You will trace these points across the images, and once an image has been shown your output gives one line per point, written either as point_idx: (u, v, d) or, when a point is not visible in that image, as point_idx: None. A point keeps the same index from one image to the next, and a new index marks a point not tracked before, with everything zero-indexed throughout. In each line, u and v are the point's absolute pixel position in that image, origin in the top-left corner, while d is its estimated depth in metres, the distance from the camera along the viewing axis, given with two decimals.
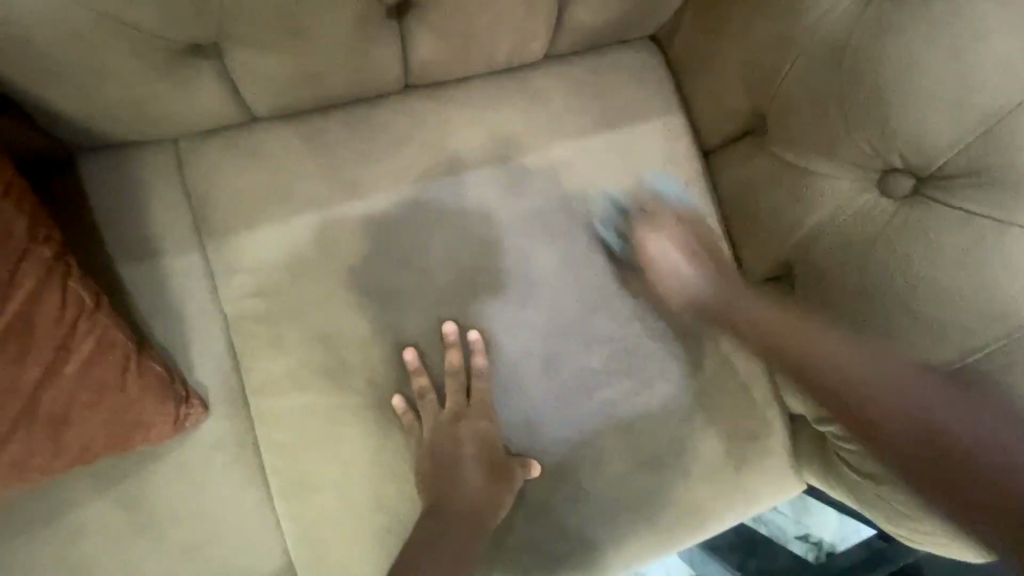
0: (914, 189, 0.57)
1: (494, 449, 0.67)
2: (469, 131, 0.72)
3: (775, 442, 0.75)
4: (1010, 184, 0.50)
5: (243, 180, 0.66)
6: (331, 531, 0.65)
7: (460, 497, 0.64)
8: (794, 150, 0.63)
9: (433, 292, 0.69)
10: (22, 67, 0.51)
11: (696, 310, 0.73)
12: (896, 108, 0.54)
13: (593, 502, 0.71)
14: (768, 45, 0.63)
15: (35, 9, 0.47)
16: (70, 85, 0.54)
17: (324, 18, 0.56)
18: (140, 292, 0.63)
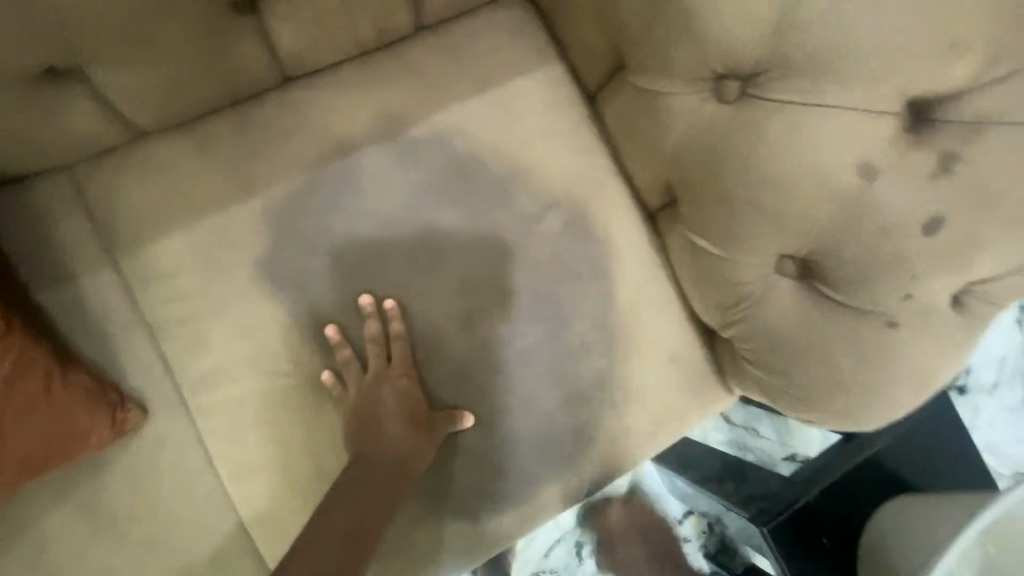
0: (743, 93, 0.56)
1: (416, 403, 0.72)
2: (352, 112, 0.75)
3: (699, 358, 0.79)
4: (827, 72, 0.50)
5: (141, 194, 0.69)
6: (278, 502, 0.70)
7: (374, 449, 0.68)
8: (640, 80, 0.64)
9: (344, 269, 0.73)
10: None
11: (600, 248, 0.78)
12: (715, 23, 0.53)
13: (527, 443, 0.76)
14: None
15: None
16: None
17: (171, 24, 0.59)
18: (61, 312, 0.67)
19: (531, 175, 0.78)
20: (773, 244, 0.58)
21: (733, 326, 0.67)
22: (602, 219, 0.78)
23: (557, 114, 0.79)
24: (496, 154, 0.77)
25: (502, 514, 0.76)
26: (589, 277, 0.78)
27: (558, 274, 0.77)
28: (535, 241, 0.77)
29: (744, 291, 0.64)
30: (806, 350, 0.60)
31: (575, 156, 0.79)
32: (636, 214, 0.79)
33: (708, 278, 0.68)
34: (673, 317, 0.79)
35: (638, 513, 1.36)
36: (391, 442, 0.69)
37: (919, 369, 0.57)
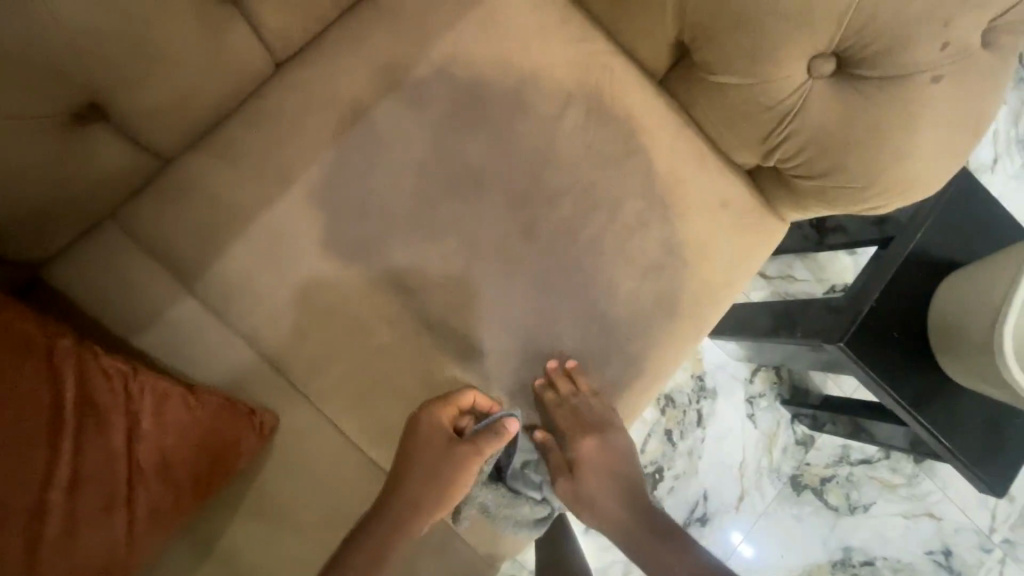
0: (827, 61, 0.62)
1: (498, 329, 0.77)
2: (352, 75, 0.75)
3: (746, 197, 0.83)
4: None
5: (189, 217, 0.70)
6: None
7: (414, 446, 0.69)
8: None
9: (400, 225, 0.75)
10: None
11: (625, 128, 0.80)
12: None
13: (619, 329, 0.80)
14: None
15: None
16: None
17: (171, 30, 0.58)
18: (163, 349, 0.69)
19: (538, 78, 0.79)
20: (799, 50, 0.61)
21: (778, 149, 0.70)
22: (617, 98, 0.80)
23: (541, 13, 0.79)
24: (499, 69, 0.78)
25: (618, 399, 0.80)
26: (625, 157, 0.80)
27: (595, 164, 0.79)
28: (564, 140, 0.79)
29: (779, 109, 0.66)
30: (858, 137, 0.63)
31: (572, 46, 0.79)
32: (647, 85, 0.81)
33: (738, 114, 0.71)
34: (712, 169, 0.82)
35: (710, 387, 1.43)
36: (468, 448, 0.70)
37: (949, 120, 0.61)
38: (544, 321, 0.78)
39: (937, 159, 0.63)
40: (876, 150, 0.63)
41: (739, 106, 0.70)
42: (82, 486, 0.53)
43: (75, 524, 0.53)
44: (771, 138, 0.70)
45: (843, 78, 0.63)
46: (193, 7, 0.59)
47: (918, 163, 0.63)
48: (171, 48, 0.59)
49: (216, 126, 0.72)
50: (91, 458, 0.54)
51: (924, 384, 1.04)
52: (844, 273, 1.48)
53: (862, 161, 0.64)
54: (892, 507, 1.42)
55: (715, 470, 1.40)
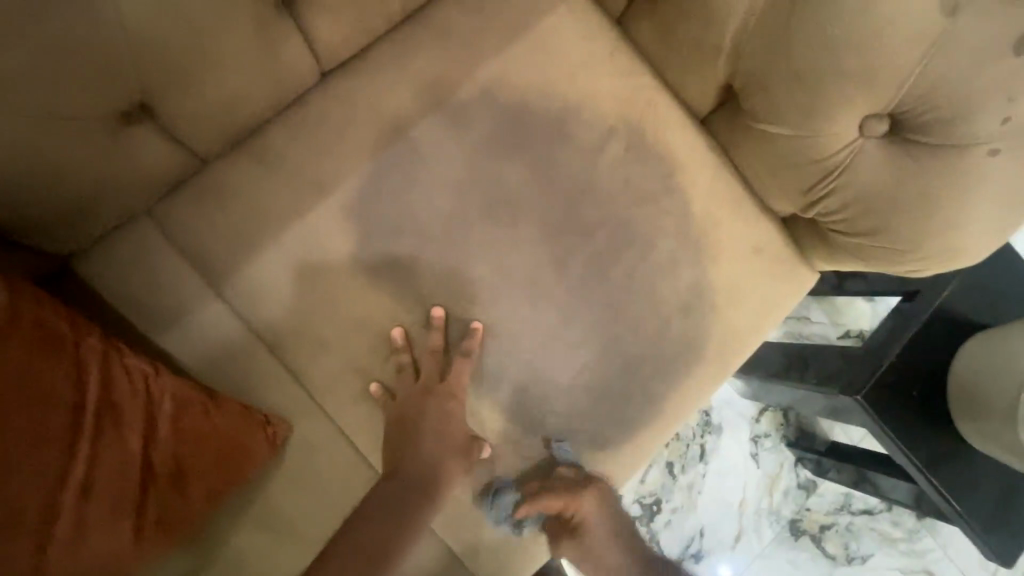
0: (884, 123, 0.62)
1: (520, 357, 0.76)
2: (399, 91, 0.75)
3: (778, 243, 0.82)
4: None
5: (223, 220, 0.70)
6: None
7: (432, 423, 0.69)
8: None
9: (431, 244, 0.74)
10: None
11: (663, 166, 0.80)
12: None
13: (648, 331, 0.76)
14: None
15: None
16: (46, 200, 0.58)
17: (228, 38, 0.59)
18: (184, 350, 0.69)
19: (581, 110, 0.79)
20: (853, 109, 0.60)
21: (819, 204, 0.70)
22: (658, 135, 0.80)
23: (590, 45, 0.79)
24: (542, 98, 0.78)
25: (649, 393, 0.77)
26: (662, 195, 0.79)
27: (630, 198, 0.79)
28: (602, 172, 0.78)
29: (823, 162, 0.66)
30: (906, 200, 0.62)
31: (617, 80, 0.79)
32: (689, 125, 0.81)
33: (783, 164, 0.71)
34: (746, 213, 0.81)
35: (716, 422, 1.41)
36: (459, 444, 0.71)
37: (999, 194, 0.60)
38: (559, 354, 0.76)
39: (981, 231, 0.62)
40: (919, 215, 0.62)
41: (784, 156, 0.69)
42: (93, 491, 0.52)
43: (83, 528, 0.51)
44: (814, 191, 0.69)
45: (894, 141, 0.63)
46: (252, 18, 0.60)
47: (963, 232, 0.62)
48: (228, 54, 0.60)
49: (260, 131, 0.73)
50: (108, 460, 0.53)
51: (940, 444, 1.00)
52: (860, 319, 1.45)
53: (907, 224, 0.63)
54: (891, 561, 1.39)
55: (713, 507, 1.38)
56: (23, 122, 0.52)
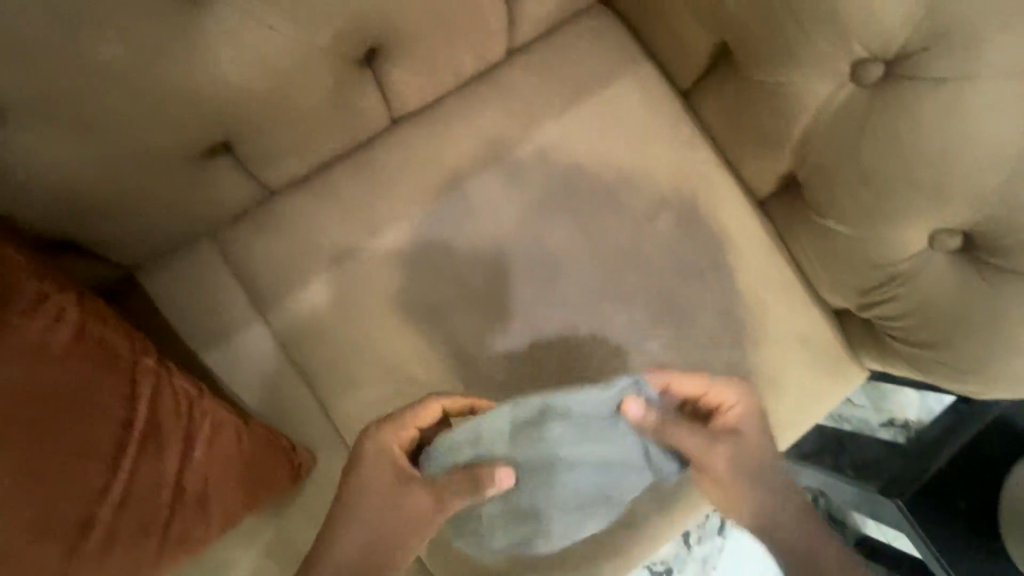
0: (956, 240, 0.59)
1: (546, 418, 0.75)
2: (460, 143, 0.77)
3: (827, 334, 0.79)
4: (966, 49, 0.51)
5: (281, 249, 0.74)
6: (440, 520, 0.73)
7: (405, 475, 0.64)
8: (755, 71, 0.64)
9: (472, 294, 0.75)
10: (83, 211, 0.59)
11: (714, 241, 0.79)
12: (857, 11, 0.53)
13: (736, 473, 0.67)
14: None
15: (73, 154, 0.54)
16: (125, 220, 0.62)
17: (309, 88, 0.61)
18: (225, 369, 0.72)
19: (636, 179, 0.79)
20: (922, 220, 0.58)
21: (877, 307, 0.67)
22: (712, 211, 0.79)
23: (653, 116, 0.80)
24: (599, 163, 0.79)
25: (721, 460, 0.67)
26: (709, 272, 0.78)
27: (677, 271, 0.78)
28: (651, 242, 0.78)
29: (885, 267, 0.63)
30: (974, 321, 0.59)
31: (676, 153, 0.79)
32: (746, 204, 0.79)
33: (841, 261, 0.68)
34: (795, 300, 0.79)
35: None
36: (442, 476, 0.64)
37: None
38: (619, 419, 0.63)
39: None
40: (988, 337, 0.59)
41: (843, 253, 0.67)
42: (126, 507, 0.54)
43: (112, 540, 0.53)
44: (872, 293, 0.67)
45: (965, 258, 0.60)
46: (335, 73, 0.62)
47: None
48: (308, 102, 0.62)
49: (325, 168, 0.76)
50: (144, 478, 0.55)
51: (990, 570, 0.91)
52: (906, 410, 1.37)
53: (972, 345, 0.60)
54: None
55: None
56: (118, 152, 0.56)
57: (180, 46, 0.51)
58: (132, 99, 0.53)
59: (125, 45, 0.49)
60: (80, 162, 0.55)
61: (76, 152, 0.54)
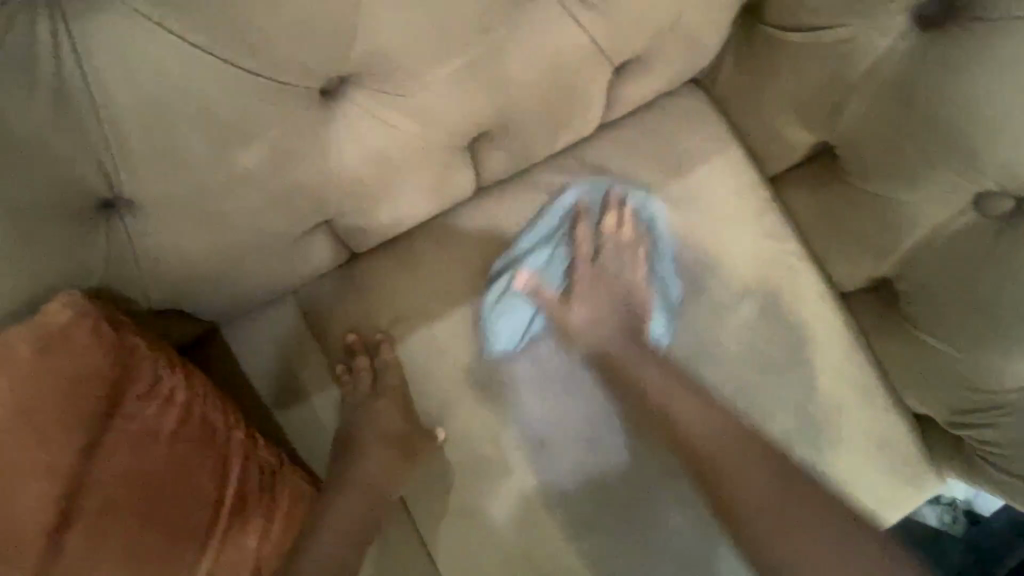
0: None
1: (611, 505, 0.73)
2: (542, 218, 0.77)
3: (907, 438, 0.76)
4: None
5: (360, 312, 0.74)
6: None
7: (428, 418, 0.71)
8: (878, 186, 0.64)
9: (545, 370, 0.75)
10: (176, 289, 0.57)
11: (795, 334, 0.77)
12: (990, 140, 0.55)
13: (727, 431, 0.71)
14: (828, 93, 0.63)
15: (175, 237, 0.53)
16: (214, 295, 0.60)
17: (413, 175, 0.60)
18: (298, 429, 0.72)
19: (717, 265, 0.78)
20: None
21: (970, 428, 0.69)
22: (794, 304, 0.77)
23: (739, 201, 0.78)
24: (680, 246, 0.78)
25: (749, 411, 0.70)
26: (788, 366, 0.76)
27: (754, 363, 0.76)
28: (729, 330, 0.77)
29: (986, 390, 0.65)
30: None
31: (761, 241, 0.78)
32: (831, 298, 0.77)
33: (940, 377, 0.69)
34: (875, 402, 0.76)
35: None
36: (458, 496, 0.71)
37: None
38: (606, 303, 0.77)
39: None
40: None
41: (944, 370, 0.68)
42: None
43: None
44: (967, 415, 0.69)
45: None
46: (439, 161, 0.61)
47: None
48: (411, 187, 0.61)
49: (407, 234, 0.76)
50: (229, 556, 0.55)
51: None
52: None
53: None
54: None
55: None
56: (217, 236, 0.54)
57: (310, 145, 0.52)
58: (249, 187, 0.52)
59: (262, 143, 0.49)
60: (180, 247, 0.54)
61: (178, 236, 0.53)
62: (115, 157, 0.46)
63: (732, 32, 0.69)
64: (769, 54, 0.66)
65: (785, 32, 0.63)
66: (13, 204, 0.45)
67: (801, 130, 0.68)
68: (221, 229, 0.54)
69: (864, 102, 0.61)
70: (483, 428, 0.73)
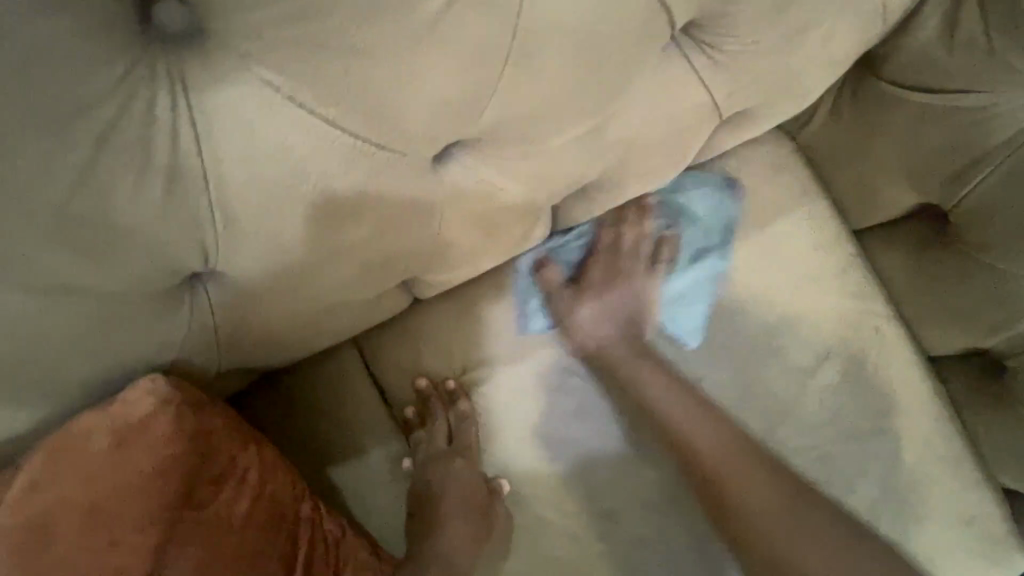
0: None
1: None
2: (616, 268, 0.73)
3: (997, 514, 0.72)
4: None
5: (425, 362, 0.71)
6: None
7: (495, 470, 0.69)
8: (1002, 253, 0.61)
9: (619, 429, 0.71)
10: (248, 348, 0.54)
11: (882, 402, 0.72)
12: None
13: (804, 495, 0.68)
14: (953, 156, 0.60)
15: (268, 299, 0.50)
16: (281, 354, 0.57)
17: (505, 231, 0.57)
18: (354, 487, 0.68)
19: (802, 325, 0.73)
20: None
21: None
22: (882, 369, 0.73)
23: (824, 257, 0.74)
24: (761, 303, 0.74)
25: (781, 497, 0.67)
26: (874, 435, 0.72)
27: (838, 431, 0.72)
28: (813, 395, 0.72)
29: None
30: None
31: (847, 302, 0.73)
32: (919, 363, 0.73)
33: None
34: (966, 477, 0.72)
35: None
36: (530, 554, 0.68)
37: None
38: (648, 348, 0.73)
39: None
40: None
41: None
42: None
43: None
44: None
45: None
46: (531, 214, 0.57)
47: None
48: (498, 242, 0.58)
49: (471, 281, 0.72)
50: None
51: None
52: None
53: None
54: None
55: None
56: (305, 298, 0.51)
57: (408, 197, 0.48)
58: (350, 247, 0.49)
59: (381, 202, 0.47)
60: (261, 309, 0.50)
61: (264, 300, 0.50)
62: (217, 231, 0.43)
63: (840, 84, 0.66)
64: (887, 110, 0.63)
65: (912, 91, 0.60)
66: (103, 281, 0.42)
67: (908, 189, 0.65)
68: (311, 291, 0.51)
69: (996, 169, 0.59)
70: (554, 489, 0.70)
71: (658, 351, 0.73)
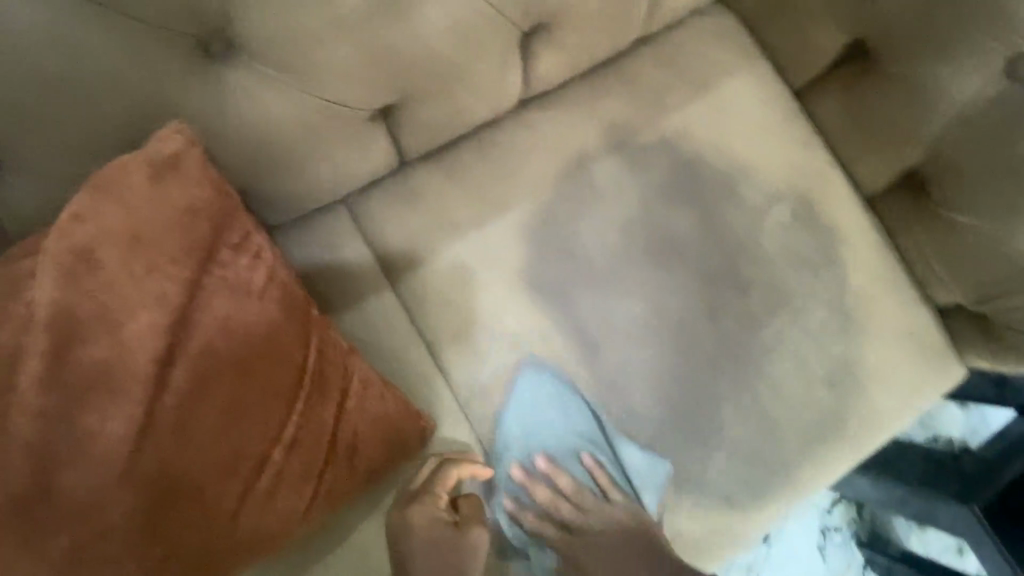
0: None
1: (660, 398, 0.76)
2: (584, 127, 0.79)
3: (933, 327, 0.81)
4: None
5: (409, 218, 0.75)
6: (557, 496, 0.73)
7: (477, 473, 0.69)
8: (914, 65, 0.70)
9: (595, 271, 0.77)
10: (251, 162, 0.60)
11: (828, 235, 0.81)
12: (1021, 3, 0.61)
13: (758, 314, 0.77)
14: None
15: (272, 103, 0.57)
16: (280, 178, 0.62)
17: (481, 63, 0.65)
18: (354, 331, 0.73)
19: (753, 170, 0.81)
20: None
21: (993, 301, 0.75)
22: (825, 206, 0.81)
23: (770, 110, 0.82)
24: (717, 153, 0.81)
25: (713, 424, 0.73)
26: (824, 265, 0.80)
27: (791, 260, 0.80)
28: (768, 231, 0.80)
29: (1011, 252, 0.70)
30: None
31: (791, 149, 0.82)
32: (857, 199, 0.82)
33: (970, 250, 0.74)
34: (904, 295, 0.81)
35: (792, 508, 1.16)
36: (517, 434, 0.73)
37: None
38: (617, 197, 0.79)
39: None
40: None
41: (971, 243, 0.73)
42: (294, 449, 0.54)
43: (277, 483, 0.53)
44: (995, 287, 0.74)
45: None
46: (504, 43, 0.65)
47: None
48: (475, 73, 0.65)
49: (453, 146, 0.78)
50: (309, 423, 0.55)
51: None
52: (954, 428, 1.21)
53: None
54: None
55: None
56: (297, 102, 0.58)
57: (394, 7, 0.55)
58: (339, 50, 0.55)
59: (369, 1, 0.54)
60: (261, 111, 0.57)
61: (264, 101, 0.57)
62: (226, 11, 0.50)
63: None
64: None
65: None
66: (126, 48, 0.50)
67: (832, 29, 0.74)
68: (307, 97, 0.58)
69: None
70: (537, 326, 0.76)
71: (628, 199, 0.79)
